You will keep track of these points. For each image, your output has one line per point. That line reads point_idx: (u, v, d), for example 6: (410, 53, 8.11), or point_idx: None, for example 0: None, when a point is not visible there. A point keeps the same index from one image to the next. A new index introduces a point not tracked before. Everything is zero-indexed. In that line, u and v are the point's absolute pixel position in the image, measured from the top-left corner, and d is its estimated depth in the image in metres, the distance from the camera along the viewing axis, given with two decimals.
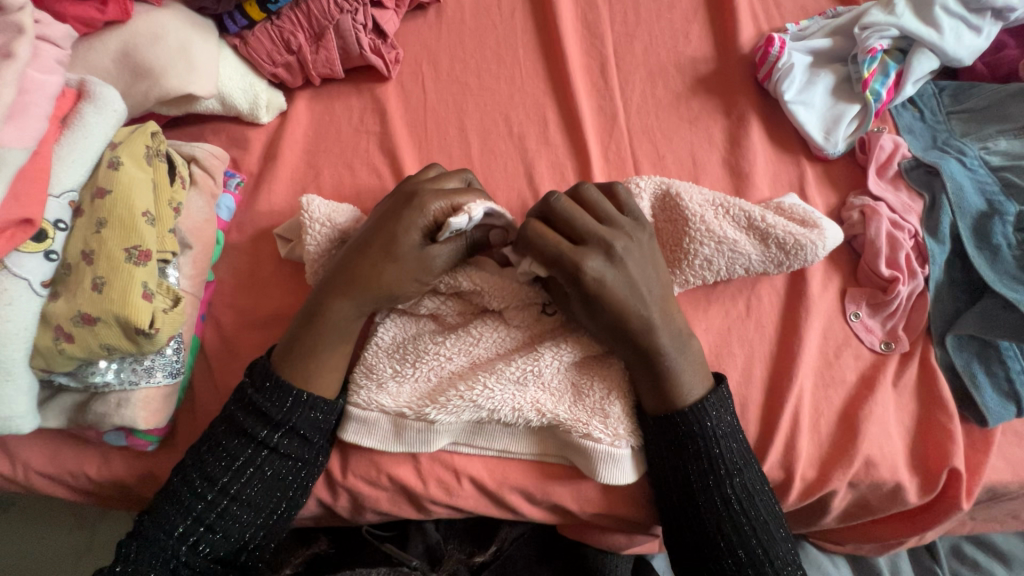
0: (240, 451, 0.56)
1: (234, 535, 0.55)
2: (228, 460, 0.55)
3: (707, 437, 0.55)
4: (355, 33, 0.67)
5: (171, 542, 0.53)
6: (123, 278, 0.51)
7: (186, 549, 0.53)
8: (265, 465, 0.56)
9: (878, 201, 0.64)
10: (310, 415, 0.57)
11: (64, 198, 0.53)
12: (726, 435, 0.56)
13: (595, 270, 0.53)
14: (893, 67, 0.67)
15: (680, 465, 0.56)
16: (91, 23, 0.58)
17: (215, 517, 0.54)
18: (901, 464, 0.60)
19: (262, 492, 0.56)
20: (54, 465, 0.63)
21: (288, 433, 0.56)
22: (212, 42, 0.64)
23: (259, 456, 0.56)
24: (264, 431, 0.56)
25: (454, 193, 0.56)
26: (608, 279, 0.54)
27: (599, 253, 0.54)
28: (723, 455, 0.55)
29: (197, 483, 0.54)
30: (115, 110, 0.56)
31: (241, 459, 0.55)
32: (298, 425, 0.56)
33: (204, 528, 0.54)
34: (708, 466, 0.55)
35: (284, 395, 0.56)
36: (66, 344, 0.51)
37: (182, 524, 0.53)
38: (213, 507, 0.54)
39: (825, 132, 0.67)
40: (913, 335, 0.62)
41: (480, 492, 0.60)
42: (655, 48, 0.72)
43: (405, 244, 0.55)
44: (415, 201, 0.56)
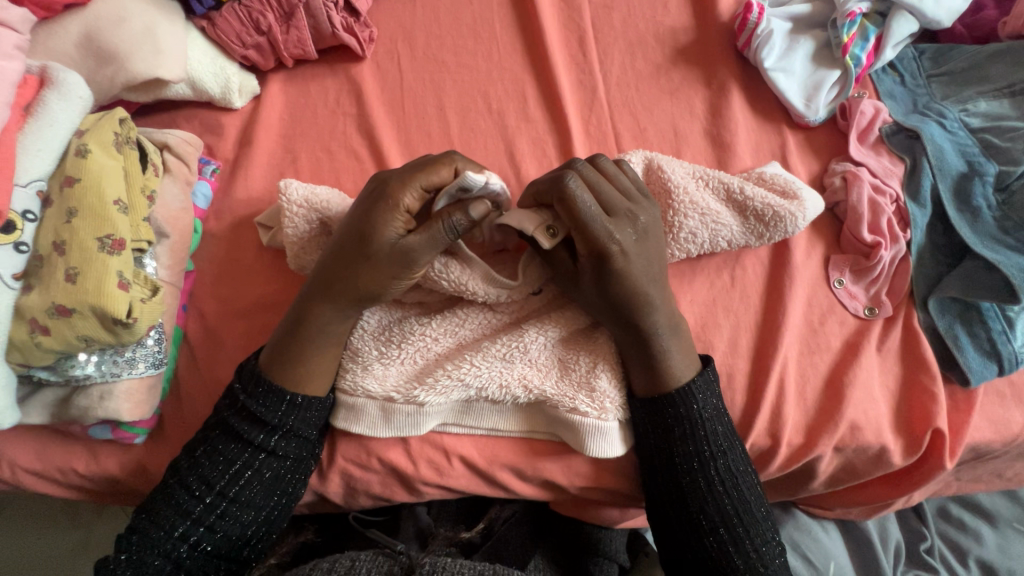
0: (237, 455, 0.55)
1: (235, 533, 0.55)
2: (225, 464, 0.55)
3: (693, 420, 0.56)
4: (326, 11, 0.66)
5: (171, 541, 0.53)
6: (97, 268, 0.50)
7: (187, 548, 0.53)
8: (263, 467, 0.56)
9: (859, 166, 0.64)
10: (307, 417, 0.56)
11: (32, 188, 0.52)
12: (712, 417, 0.56)
13: (621, 243, 0.53)
14: (873, 31, 0.66)
15: (667, 447, 0.56)
16: (49, 7, 0.56)
17: (216, 518, 0.54)
18: (885, 427, 0.61)
19: (261, 493, 0.56)
20: (41, 462, 0.62)
21: (286, 436, 0.56)
22: (179, 24, 0.62)
23: (257, 460, 0.55)
24: (261, 435, 0.55)
25: (424, 172, 0.54)
26: (630, 253, 0.54)
27: (626, 228, 0.54)
28: (708, 437, 0.56)
29: (193, 487, 0.54)
30: (80, 96, 0.55)
31: (239, 461, 0.55)
32: (296, 427, 0.56)
33: (204, 528, 0.54)
34: (693, 448, 0.56)
35: (278, 401, 0.55)
36: (42, 337, 0.50)
37: (182, 526, 0.53)
38: (213, 509, 0.54)
39: (806, 99, 0.66)
40: (897, 300, 0.63)
41: (471, 471, 0.61)
42: (634, 19, 0.71)
43: (377, 241, 0.53)
44: (387, 189, 0.53)
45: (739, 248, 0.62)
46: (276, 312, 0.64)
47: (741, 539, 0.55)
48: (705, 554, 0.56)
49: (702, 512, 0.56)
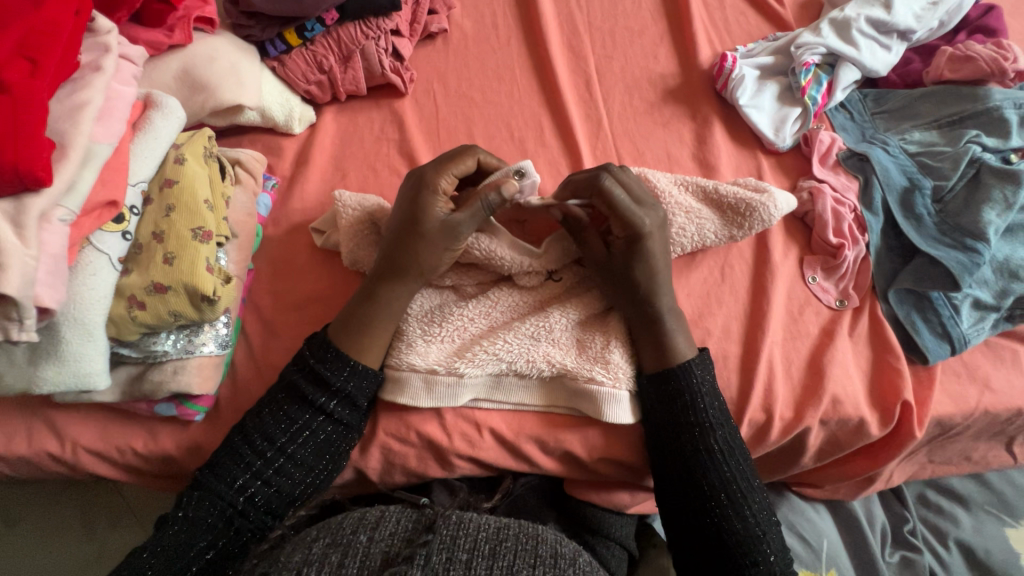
0: (298, 415, 0.62)
1: (285, 490, 0.61)
2: (287, 423, 0.62)
3: (694, 392, 0.64)
4: (378, 55, 0.78)
5: (231, 493, 0.59)
6: (190, 254, 0.59)
7: (243, 500, 0.59)
8: (319, 429, 0.63)
9: (822, 183, 0.77)
10: (361, 384, 0.64)
11: (139, 187, 0.61)
12: (710, 393, 0.65)
13: (649, 223, 0.64)
14: (825, 77, 0.81)
15: (673, 421, 0.64)
16: (157, 46, 0.68)
17: (271, 473, 0.61)
18: (862, 401, 0.70)
19: (313, 454, 0.62)
20: (102, 441, 0.68)
21: (342, 401, 0.63)
22: (256, 63, 0.75)
23: (315, 422, 0.62)
24: (322, 398, 0.63)
25: (454, 163, 0.66)
26: (655, 233, 0.65)
27: (653, 215, 0.65)
28: (708, 410, 0.64)
29: (257, 443, 0.61)
30: (178, 116, 0.65)
31: (300, 421, 0.62)
32: (353, 395, 0.63)
33: (260, 482, 0.60)
34: (694, 419, 0.64)
35: (342, 365, 0.63)
36: (139, 311, 0.58)
37: (242, 477, 0.60)
38: (270, 464, 0.61)
39: (775, 129, 0.80)
40: (862, 293, 0.74)
41: (499, 443, 0.68)
42: (631, 66, 0.85)
43: (428, 222, 0.63)
44: (426, 177, 0.65)
45: (723, 240, 0.72)
46: (326, 304, 0.72)
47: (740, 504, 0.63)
48: (707, 520, 0.62)
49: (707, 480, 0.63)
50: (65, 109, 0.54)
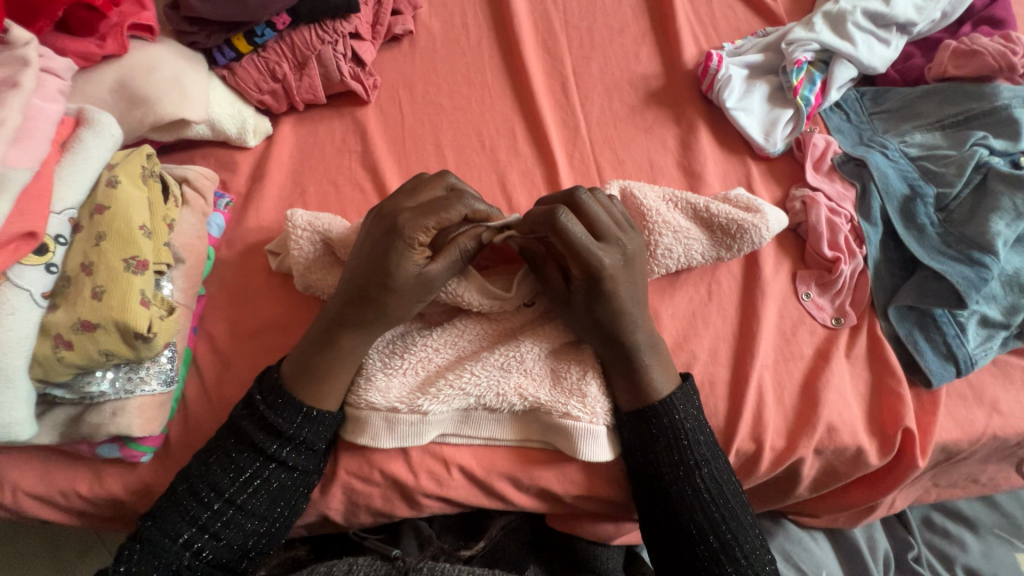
0: (248, 464, 0.57)
1: (237, 542, 0.57)
2: (236, 472, 0.57)
3: (676, 429, 0.59)
4: (336, 61, 0.73)
5: (175, 548, 0.54)
6: (122, 287, 0.54)
7: (189, 556, 0.55)
8: (271, 477, 0.58)
9: (816, 191, 0.71)
10: (318, 429, 0.59)
11: (65, 215, 0.56)
12: (694, 427, 0.60)
13: (612, 265, 0.58)
14: (819, 76, 0.75)
15: (653, 458, 0.59)
16: (89, 57, 0.63)
17: (221, 526, 0.56)
18: (860, 428, 0.65)
19: (267, 503, 0.58)
20: (44, 485, 0.63)
21: (296, 448, 0.59)
22: (202, 73, 0.69)
23: (266, 470, 0.58)
24: (274, 445, 0.58)
25: (434, 212, 0.57)
26: (619, 275, 0.58)
27: (615, 253, 0.58)
28: (691, 446, 0.59)
29: (203, 493, 0.56)
30: (113, 134, 0.60)
31: (250, 471, 0.57)
32: (309, 439, 0.59)
33: (208, 536, 0.55)
34: (678, 457, 0.59)
35: (294, 412, 0.58)
36: (65, 352, 0.53)
37: (187, 532, 0.55)
38: (219, 516, 0.56)
39: (765, 134, 0.74)
40: (860, 310, 0.69)
41: (469, 481, 0.63)
42: (610, 67, 0.80)
43: (400, 275, 0.57)
44: (402, 227, 0.56)
45: (710, 261, 0.67)
46: (283, 333, 0.67)
47: (730, 546, 0.58)
48: (696, 563, 0.58)
49: (694, 522, 0.58)
50: None
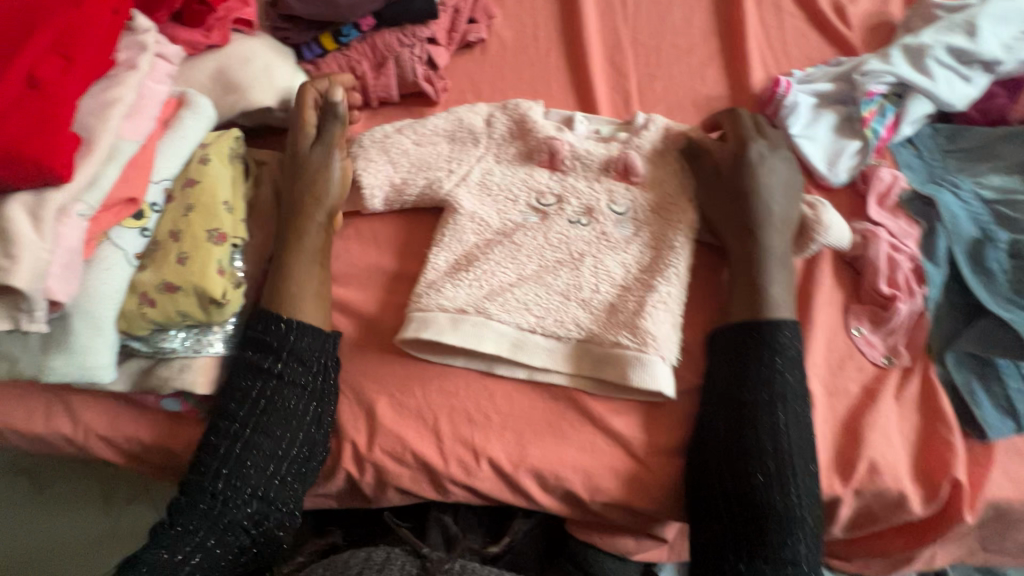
0: (235, 410, 0.61)
1: (254, 491, 0.60)
2: (232, 422, 0.61)
3: (778, 429, 0.58)
4: (411, 63, 0.77)
5: (203, 504, 0.58)
6: (203, 255, 0.59)
7: (214, 509, 0.58)
8: (265, 422, 0.61)
9: (878, 226, 0.70)
10: (294, 367, 0.63)
11: (161, 185, 0.62)
12: (796, 437, 0.58)
13: (759, 147, 0.67)
14: (891, 109, 0.74)
15: (744, 452, 0.58)
16: (196, 46, 0.69)
17: (231, 475, 0.59)
18: (904, 474, 0.62)
19: (268, 446, 0.60)
20: (111, 428, 0.69)
21: (278, 387, 0.62)
22: (291, 64, 0.74)
23: (258, 413, 0.61)
24: (256, 386, 0.62)
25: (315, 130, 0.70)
26: (767, 159, 0.67)
27: (767, 142, 0.68)
28: (790, 452, 0.58)
29: (212, 450, 0.60)
30: (208, 116, 0.66)
31: (242, 417, 0.61)
32: (282, 376, 0.62)
33: (225, 489, 0.59)
34: (773, 457, 0.57)
35: (267, 354, 0.63)
36: (148, 309, 0.58)
37: (206, 488, 0.58)
38: (226, 467, 0.59)
39: (828, 163, 0.73)
40: (914, 352, 0.66)
41: (497, 474, 0.65)
42: (675, 86, 0.80)
43: (304, 177, 0.69)
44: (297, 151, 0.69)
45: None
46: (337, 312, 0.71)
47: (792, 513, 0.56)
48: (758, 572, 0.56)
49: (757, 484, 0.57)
50: (95, 105, 0.55)
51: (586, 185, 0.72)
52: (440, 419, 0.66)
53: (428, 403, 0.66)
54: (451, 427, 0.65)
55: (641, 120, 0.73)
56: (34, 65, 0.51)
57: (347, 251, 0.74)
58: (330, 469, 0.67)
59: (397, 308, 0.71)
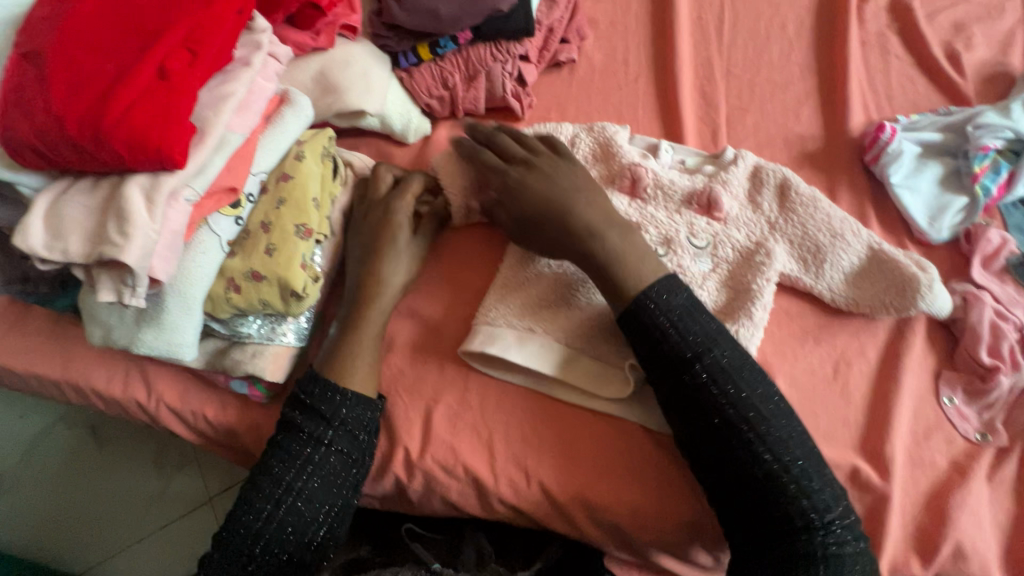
0: (301, 450, 0.60)
1: (300, 531, 0.58)
2: (290, 459, 0.59)
3: (804, 495, 0.53)
4: (502, 79, 0.78)
5: (248, 541, 0.56)
6: (290, 248, 0.61)
7: (258, 548, 0.57)
8: (322, 464, 0.60)
9: (982, 289, 0.65)
10: (356, 411, 0.62)
11: (259, 177, 0.64)
12: (829, 505, 0.53)
13: None
14: (1006, 166, 0.69)
15: (765, 519, 0.53)
16: (303, 47, 0.72)
17: (283, 514, 0.58)
18: (993, 564, 0.57)
19: (321, 490, 0.59)
20: (181, 401, 0.72)
21: (340, 431, 0.61)
22: (386, 72, 0.77)
23: (318, 455, 0.60)
24: (319, 428, 0.61)
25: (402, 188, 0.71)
26: None
27: None
28: (823, 518, 0.52)
29: (265, 486, 0.58)
30: (307, 115, 0.68)
31: (301, 456, 0.60)
32: (349, 421, 0.62)
33: (275, 527, 0.57)
34: (802, 519, 0.52)
35: (333, 394, 0.62)
36: (234, 294, 0.60)
37: (256, 524, 0.57)
38: (280, 505, 0.58)
39: (930, 218, 0.69)
40: (1014, 432, 0.61)
41: (547, 500, 0.63)
42: (767, 121, 0.78)
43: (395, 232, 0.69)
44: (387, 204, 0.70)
45: (829, 309, 0.68)
46: (403, 316, 0.72)
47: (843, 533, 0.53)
48: None
49: (802, 516, 0.53)
50: (212, 98, 0.58)
51: (667, 215, 0.70)
52: (495, 436, 0.65)
53: (484, 417, 0.66)
54: (505, 445, 0.65)
55: (728, 157, 0.71)
56: (164, 56, 0.54)
57: None
58: (380, 469, 0.67)
59: (462, 319, 0.72)
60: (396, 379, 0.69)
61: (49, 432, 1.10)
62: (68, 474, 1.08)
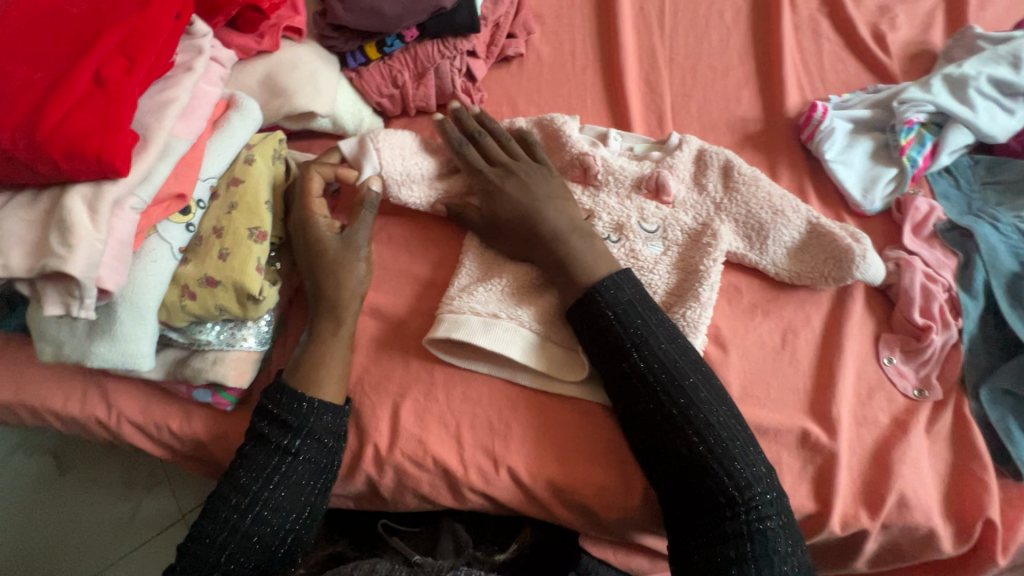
0: (267, 460, 0.61)
1: (267, 540, 0.59)
2: (257, 470, 0.60)
3: (725, 467, 0.57)
4: (451, 75, 0.79)
5: (212, 551, 0.57)
6: (243, 252, 0.61)
7: (223, 558, 0.57)
8: (289, 472, 0.61)
9: (913, 255, 0.69)
10: (324, 418, 0.63)
11: (208, 182, 0.64)
12: (749, 473, 0.57)
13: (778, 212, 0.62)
14: (930, 138, 0.73)
15: (692, 493, 0.57)
16: (247, 51, 0.73)
17: (250, 524, 0.59)
18: (935, 512, 0.61)
19: (289, 497, 0.60)
20: (143, 415, 0.71)
21: (307, 439, 0.62)
22: (334, 72, 0.77)
23: (284, 463, 0.61)
24: (285, 438, 0.61)
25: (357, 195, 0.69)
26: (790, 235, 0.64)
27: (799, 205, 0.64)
28: (742, 488, 0.56)
29: (232, 497, 0.59)
30: (255, 118, 0.68)
31: (268, 466, 0.60)
32: (316, 430, 0.62)
33: (240, 536, 0.58)
34: (723, 490, 0.56)
35: (299, 402, 0.62)
36: (189, 301, 0.60)
37: (221, 535, 0.58)
38: (246, 515, 0.59)
39: (863, 190, 0.73)
40: (947, 386, 0.65)
41: (515, 484, 0.65)
42: (709, 107, 0.81)
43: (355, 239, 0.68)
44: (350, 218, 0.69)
45: (774, 282, 0.71)
46: (364, 315, 0.72)
47: (766, 509, 0.56)
48: None
49: (724, 491, 0.56)
50: (153, 104, 0.57)
51: (618, 201, 0.72)
52: (462, 426, 0.66)
53: (451, 409, 0.67)
54: (472, 434, 0.66)
55: (674, 142, 0.74)
56: (100, 64, 0.53)
57: (379, 256, 0.76)
58: (350, 468, 0.68)
59: (426, 314, 0.72)
60: (362, 377, 0.69)
61: (7, 462, 1.07)
62: (33, 502, 1.05)
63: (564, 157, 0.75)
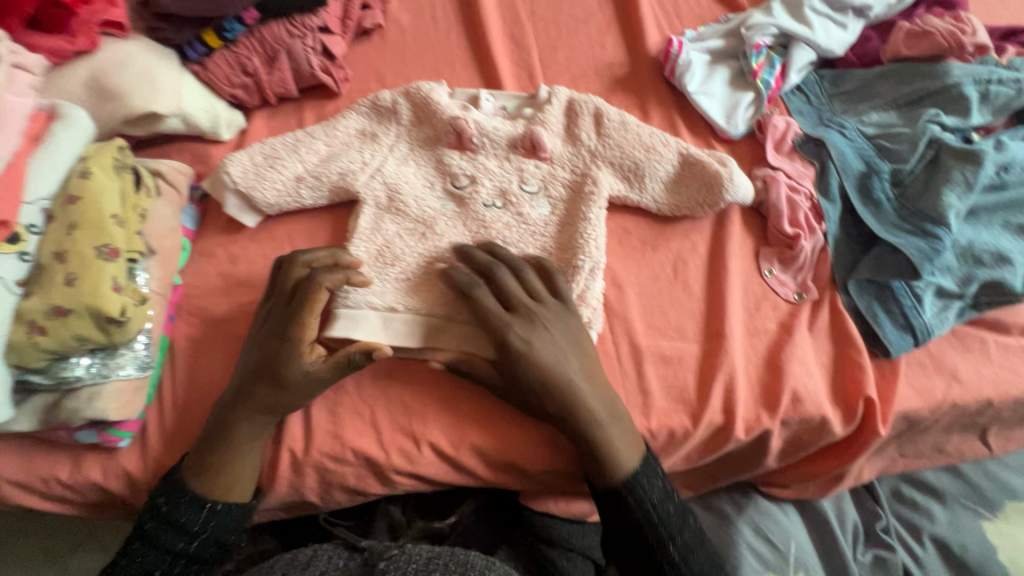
0: (192, 516, 0.59)
1: None
2: (179, 521, 0.58)
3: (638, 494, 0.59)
4: (305, 55, 0.74)
5: None
6: (94, 274, 0.55)
7: None
8: (211, 526, 0.59)
9: (777, 171, 0.74)
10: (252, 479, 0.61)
11: (37, 205, 0.58)
12: (660, 497, 0.60)
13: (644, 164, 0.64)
14: (778, 60, 0.78)
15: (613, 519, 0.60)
16: (61, 53, 0.65)
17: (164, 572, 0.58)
18: (824, 400, 0.66)
19: (206, 547, 0.60)
20: (23, 472, 0.64)
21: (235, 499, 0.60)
22: (174, 67, 0.71)
23: (208, 519, 0.59)
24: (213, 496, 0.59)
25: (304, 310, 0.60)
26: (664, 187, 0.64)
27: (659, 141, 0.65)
28: (655, 508, 0.60)
29: (148, 542, 0.58)
30: (84, 127, 0.62)
31: (190, 520, 0.59)
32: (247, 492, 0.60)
33: None
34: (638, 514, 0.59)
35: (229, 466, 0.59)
36: (39, 337, 0.54)
37: None
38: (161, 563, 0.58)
39: (727, 116, 0.76)
40: (821, 285, 0.71)
41: (440, 458, 0.64)
42: (576, 56, 0.81)
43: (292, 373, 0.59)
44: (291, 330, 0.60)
45: (658, 218, 0.74)
46: None
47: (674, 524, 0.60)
48: None
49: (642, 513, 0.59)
50: None
51: (497, 164, 0.72)
52: (376, 412, 0.65)
53: (362, 397, 0.65)
54: (388, 418, 0.65)
55: (543, 95, 0.75)
56: None
57: (262, 255, 0.71)
58: (268, 480, 0.64)
59: None
60: None
61: None
62: None
63: (439, 124, 0.73)
